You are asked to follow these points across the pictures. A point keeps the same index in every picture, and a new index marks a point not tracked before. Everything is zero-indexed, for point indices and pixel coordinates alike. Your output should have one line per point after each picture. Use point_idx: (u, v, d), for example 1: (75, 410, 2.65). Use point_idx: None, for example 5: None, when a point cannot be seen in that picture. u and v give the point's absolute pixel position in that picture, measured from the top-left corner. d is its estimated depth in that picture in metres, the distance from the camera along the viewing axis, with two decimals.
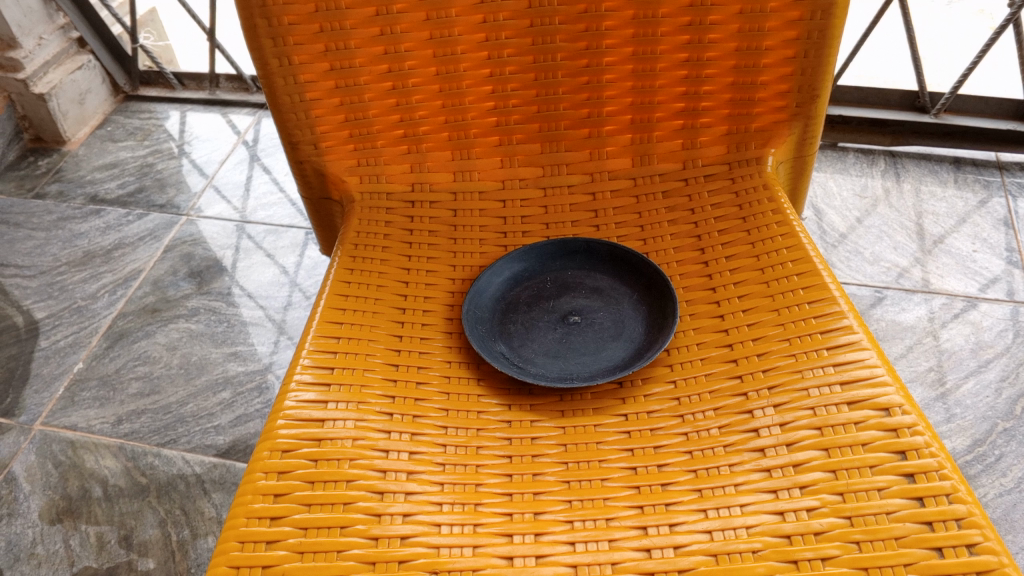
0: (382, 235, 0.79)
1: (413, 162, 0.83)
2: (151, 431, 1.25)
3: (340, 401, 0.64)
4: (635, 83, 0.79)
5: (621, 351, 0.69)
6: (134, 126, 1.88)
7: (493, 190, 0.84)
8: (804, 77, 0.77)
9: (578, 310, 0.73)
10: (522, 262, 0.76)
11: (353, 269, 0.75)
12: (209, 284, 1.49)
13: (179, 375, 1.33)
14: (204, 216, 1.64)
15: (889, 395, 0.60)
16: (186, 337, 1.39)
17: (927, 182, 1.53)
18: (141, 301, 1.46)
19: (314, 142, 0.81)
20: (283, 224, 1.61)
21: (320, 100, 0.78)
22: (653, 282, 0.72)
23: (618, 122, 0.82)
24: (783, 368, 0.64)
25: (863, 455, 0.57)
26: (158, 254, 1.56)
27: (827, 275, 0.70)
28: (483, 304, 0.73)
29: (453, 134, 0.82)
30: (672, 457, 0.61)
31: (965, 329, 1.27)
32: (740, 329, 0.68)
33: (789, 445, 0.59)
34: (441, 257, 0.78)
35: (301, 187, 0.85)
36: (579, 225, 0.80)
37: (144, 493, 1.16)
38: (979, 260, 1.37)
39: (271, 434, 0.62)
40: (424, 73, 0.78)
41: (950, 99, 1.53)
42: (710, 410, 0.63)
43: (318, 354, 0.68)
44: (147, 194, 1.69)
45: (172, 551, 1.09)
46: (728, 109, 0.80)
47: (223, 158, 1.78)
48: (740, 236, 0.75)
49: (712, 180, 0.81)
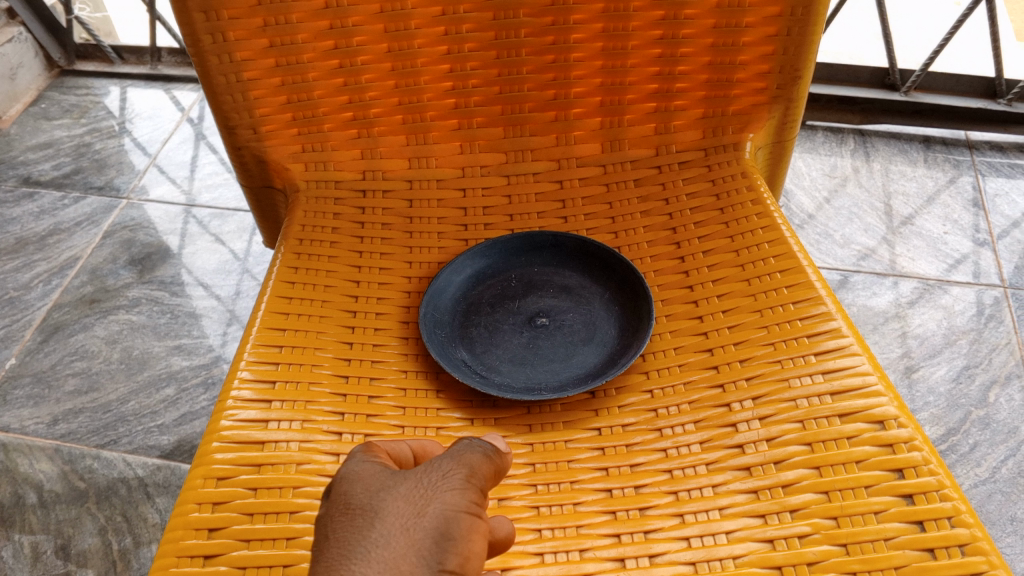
0: (330, 229, 0.72)
1: (364, 148, 0.76)
2: (90, 431, 1.17)
3: (283, 420, 0.58)
4: (605, 62, 0.73)
5: (593, 357, 0.63)
6: (69, 103, 1.76)
7: (452, 178, 0.77)
8: (786, 56, 0.71)
9: (545, 311, 0.67)
10: (484, 258, 0.70)
11: (297, 268, 0.69)
12: (152, 273, 1.40)
13: (120, 370, 1.25)
14: (147, 199, 1.54)
15: (884, 407, 0.56)
16: (128, 329, 1.31)
17: (897, 162, 1.49)
18: (78, 291, 1.37)
19: (253, 127, 0.73)
20: (230, 207, 1.53)
21: (260, 80, 0.71)
22: (626, 280, 0.67)
23: (586, 104, 0.76)
24: (767, 376, 0.59)
25: (857, 474, 0.53)
26: (97, 240, 1.46)
27: (812, 272, 0.65)
28: (442, 305, 0.67)
29: (407, 117, 0.75)
30: (650, 477, 0.55)
31: (936, 312, 1.24)
32: (721, 332, 0.63)
33: (777, 463, 0.54)
34: (395, 252, 0.71)
35: (240, 175, 0.78)
36: (546, 217, 0.74)
37: (82, 498, 1.09)
38: (949, 242, 1.34)
39: (205, 459, 0.56)
40: (375, 50, 0.71)
41: (921, 77, 1.49)
42: (690, 423, 0.58)
43: (258, 365, 0.61)
44: (84, 176, 1.59)
45: (112, 561, 1.02)
46: (704, 91, 0.74)
47: (166, 137, 1.68)
48: (719, 229, 0.70)
49: (687, 167, 0.75)
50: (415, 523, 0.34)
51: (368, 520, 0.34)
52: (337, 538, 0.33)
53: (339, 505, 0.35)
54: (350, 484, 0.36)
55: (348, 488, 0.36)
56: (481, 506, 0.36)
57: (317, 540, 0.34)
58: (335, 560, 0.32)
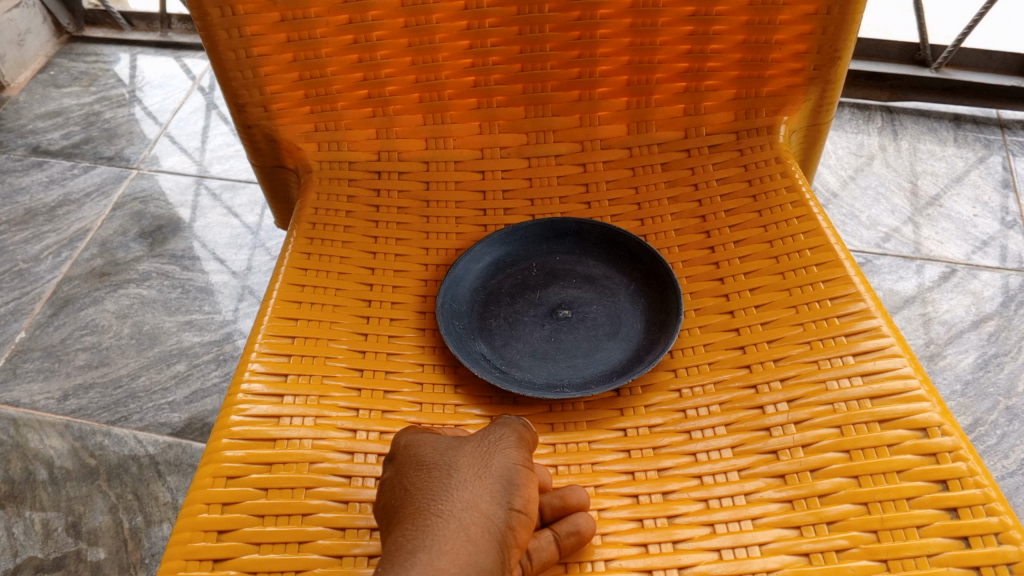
0: (343, 213, 0.70)
1: (379, 127, 0.73)
2: (100, 407, 1.16)
3: (296, 416, 0.56)
4: (632, 40, 0.69)
5: (618, 353, 0.60)
6: (79, 71, 1.73)
7: (471, 159, 0.74)
8: (825, 36, 0.67)
9: (568, 302, 0.64)
10: (505, 246, 0.67)
11: (310, 254, 0.66)
12: (162, 246, 1.38)
13: (130, 346, 1.24)
14: (159, 170, 1.51)
15: (927, 413, 0.53)
16: (138, 304, 1.29)
17: (926, 140, 1.45)
18: (87, 264, 1.35)
19: (264, 105, 0.70)
20: (241, 179, 1.50)
21: (270, 56, 0.67)
22: (653, 271, 0.64)
23: (612, 83, 0.72)
24: (802, 377, 0.56)
25: (899, 485, 0.50)
26: (106, 212, 1.44)
27: (849, 265, 0.62)
28: (460, 295, 0.64)
29: (424, 96, 0.72)
30: (679, 483, 0.53)
31: (964, 297, 1.20)
32: (753, 328, 0.60)
33: (813, 470, 0.52)
34: (412, 238, 0.68)
35: (251, 154, 0.75)
36: (568, 202, 0.71)
37: (93, 476, 1.08)
38: (978, 224, 1.30)
39: (215, 456, 0.54)
40: (392, 26, 0.67)
41: (952, 53, 1.44)
42: (721, 426, 0.55)
43: (270, 358, 0.59)
44: (94, 145, 1.56)
45: (124, 540, 1.01)
46: (737, 71, 0.71)
47: (177, 106, 1.65)
48: (751, 217, 0.66)
49: (717, 150, 0.72)
50: (480, 474, 0.46)
51: (446, 473, 0.46)
52: (420, 487, 0.45)
53: (416, 461, 0.47)
54: (420, 446, 0.48)
55: (420, 448, 0.48)
56: (529, 460, 0.49)
57: (403, 487, 0.46)
58: (426, 501, 0.44)
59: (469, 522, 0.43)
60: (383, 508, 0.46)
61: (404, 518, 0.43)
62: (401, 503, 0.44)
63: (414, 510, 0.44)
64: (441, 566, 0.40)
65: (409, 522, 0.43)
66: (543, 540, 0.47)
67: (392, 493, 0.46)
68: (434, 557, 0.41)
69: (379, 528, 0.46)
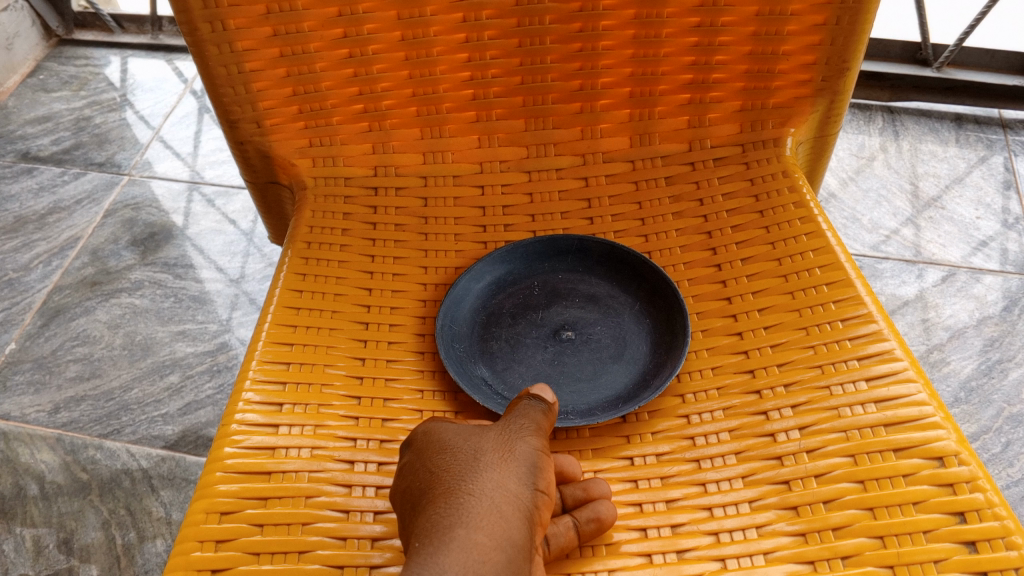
0: (339, 230, 0.68)
1: (375, 141, 0.71)
2: (92, 420, 1.14)
3: (293, 448, 0.54)
4: (635, 51, 0.67)
5: (623, 377, 0.59)
6: (69, 75, 1.71)
7: (470, 173, 0.72)
8: (833, 47, 0.65)
9: (571, 323, 0.62)
10: (505, 264, 0.65)
11: (305, 275, 0.64)
12: (154, 254, 1.35)
13: (122, 357, 1.21)
14: (151, 176, 1.49)
15: (944, 442, 0.51)
16: (130, 314, 1.27)
17: (927, 141, 1.43)
18: (78, 273, 1.33)
19: (257, 120, 0.68)
20: (234, 185, 1.48)
21: (263, 71, 0.65)
22: (658, 290, 0.62)
23: (615, 95, 0.70)
24: (814, 403, 0.55)
25: (915, 518, 0.48)
26: (97, 219, 1.41)
27: (860, 284, 0.60)
28: (461, 316, 0.62)
29: (421, 109, 0.70)
30: (688, 515, 0.51)
31: (968, 302, 1.18)
32: (762, 351, 0.58)
33: (827, 502, 0.50)
34: (410, 256, 0.66)
35: (243, 169, 0.73)
36: (570, 217, 0.69)
37: (85, 490, 1.05)
38: (981, 227, 1.28)
39: (208, 491, 0.52)
40: (388, 38, 0.65)
41: (954, 53, 1.42)
42: (731, 455, 0.53)
43: (264, 386, 0.57)
44: (84, 151, 1.54)
45: (116, 557, 0.99)
46: (743, 82, 0.69)
47: (169, 110, 1.63)
48: (758, 233, 0.65)
49: (723, 163, 0.70)
50: (507, 456, 0.44)
51: (471, 454, 0.44)
52: (446, 469, 0.43)
53: (438, 447, 0.45)
54: (441, 432, 0.46)
55: (442, 434, 0.46)
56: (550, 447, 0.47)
57: (428, 472, 0.44)
58: (455, 481, 0.42)
59: (500, 500, 0.41)
60: (406, 493, 0.44)
61: (434, 498, 0.42)
62: (429, 486, 0.43)
63: (442, 491, 0.42)
64: (479, 541, 0.39)
65: (440, 503, 0.41)
66: (566, 531, 0.48)
67: (417, 479, 0.44)
68: (470, 533, 0.39)
69: (403, 516, 0.44)
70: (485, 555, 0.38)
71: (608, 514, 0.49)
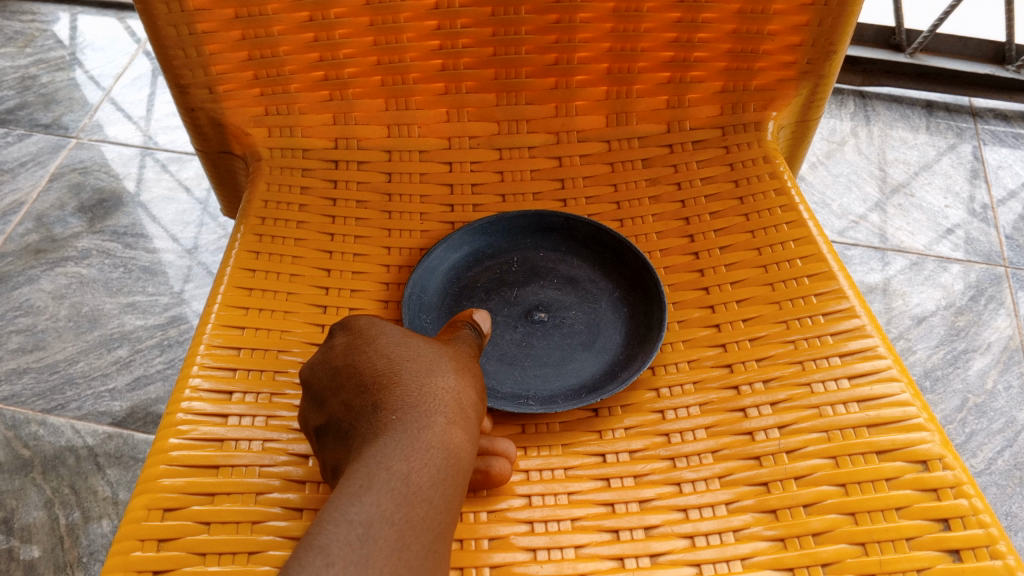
0: (296, 206, 0.64)
1: (337, 112, 0.67)
2: (34, 395, 1.08)
3: (243, 440, 0.51)
4: (615, 25, 0.64)
5: (591, 365, 0.56)
6: (13, 30, 1.62)
7: (437, 149, 0.68)
8: (820, 29, 0.63)
9: (546, 304, 0.59)
10: (485, 237, 0.62)
11: (259, 253, 0.60)
12: (102, 222, 1.29)
13: (67, 329, 1.15)
14: (103, 140, 1.42)
15: (928, 444, 0.49)
16: (76, 284, 1.21)
17: (898, 127, 1.42)
18: (22, 240, 1.26)
19: (209, 86, 0.64)
20: (189, 151, 1.42)
21: (216, 33, 0.61)
22: (640, 278, 0.59)
23: (591, 71, 0.67)
24: (794, 401, 0.52)
25: (898, 524, 0.46)
26: (42, 183, 1.34)
27: (842, 276, 0.58)
28: (432, 286, 0.59)
29: (387, 79, 0.66)
30: (662, 517, 0.49)
31: (935, 291, 1.18)
32: (741, 345, 0.56)
33: (807, 506, 0.48)
34: (372, 235, 0.63)
35: (194, 138, 0.69)
36: (542, 198, 0.66)
37: (27, 468, 1.00)
38: (949, 214, 1.28)
39: (150, 486, 0.48)
40: (352, 3, 0.61)
41: (928, 39, 1.40)
42: (707, 454, 0.51)
43: (213, 373, 0.54)
44: (29, 112, 1.46)
45: (60, 537, 0.94)
46: (725, 62, 0.66)
47: (121, 71, 1.55)
48: (738, 221, 0.62)
49: (702, 146, 0.67)
50: (463, 366, 0.45)
51: (431, 351, 0.44)
52: (409, 357, 0.43)
53: (392, 336, 0.45)
54: (390, 327, 0.46)
55: (392, 328, 0.46)
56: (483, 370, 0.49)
57: (384, 355, 0.43)
58: (422, 370, 0.42)
59: (464, 397, 0.43)
60: (353, 372, 0.43)
61: (402, 382, 0.41)
62: (391, 366, 0.42)
63: (410, 374, 0.42)
64: (453, 429, 0.40)
65: (412, 384, 0.41)
66: None
67: (370, 356, 0.43)
68: (445, 418, 0.40)
69: (345, 391, 0.43)
70: (460, 443, 0.40)
71: (498, 470, 0.48)
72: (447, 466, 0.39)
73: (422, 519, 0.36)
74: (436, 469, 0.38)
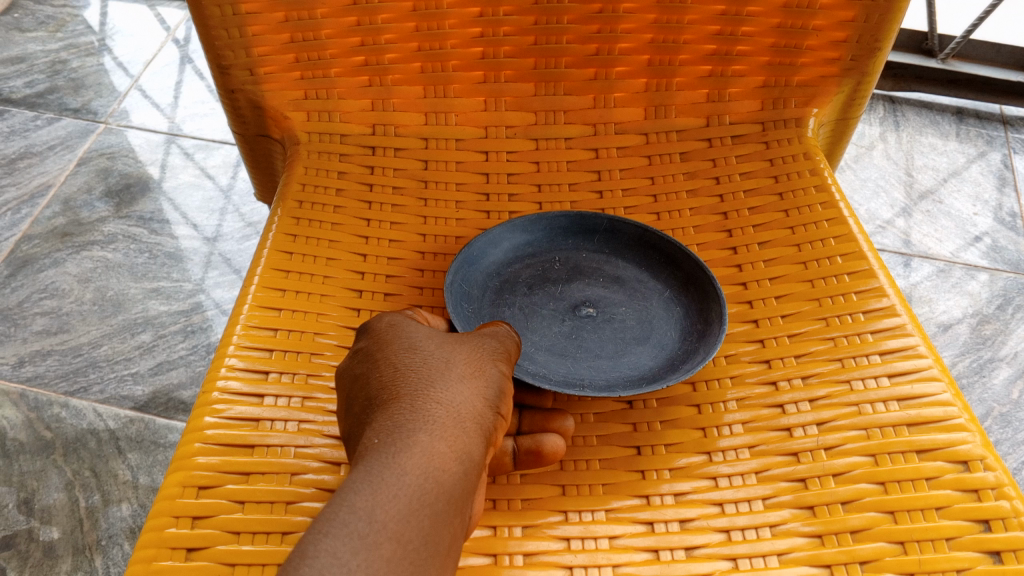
0: (333, 190, 0.63)
1: (375, 98, 0.67)
2: (58, 376, 1.08)
3: (279, 421, 0.51)
4: (658, 16, 0.64)
5: (648, 358, 0.54)
6: (45, 15, 1.63)
7: (474, 137, 0.68)
8: (866, 25, 0.62)
9: (593, 301, 0.59)
10: (527, 235, 0.61)
11: (297, 236, 0.60)
12: (129, 207, 1.30)
13: (92, 312, 1.16)
14: (128, 125, 1.43)
15: (969, 445, 0.49)
16: (102, 268, 1.21)
17: (927, 134, 1.41)
18: (48, 223, 1.27)
19: (250, 67, 0.64)
20: (215, 140, 1.43)
21: (260, 14, 0.61)
22: (692, 277, 0.58)
23: (632, 62, 0.67)
24: (833, 398, 0.52)
25: (939, 524, 0.46)
26: (70, 168, 1.35)
27: (882, 274, 0.58)
28: (474, 277, 0.57)
29: (426, 65, 0.66)
30: (698, 511, 0.48)
31: (962, 299, 1.16)
32: (780, 341, 0.55)
33: (846, 503, 0.47)
34: (408, 221, 0.62)
35: (232, 121, 0.69)
36: (579, 189, 0.65)
37: (49, 450, 1.00)
38: (977, 222, 1.26)
39: (185, 463, 0.48)
40: None
41: (961, 45, 1.39)
42: (743, 449, 0.50)
43: (248, 353, 0.54)
44: (58, 96, 1.47)
45: (79, 520, 0.94)
46: (768, 57, 0.66)
47: (150, 58, 1.56)
48: (777, 216, 0.62)
49: (741, 142, 0.67)
50: (476, 374, 0.43)
51: (441, 365, 0.42)
52: (413, 374, 0.42)
53: (406, 346, 0.44)
54: (408, 337, 0.45)
55: (410, 337, 0.45)
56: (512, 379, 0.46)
57: (391, 369, 0.42)
58: (421, 386, 0.41)
59: (464, 414, 0.40)
60: (363, 386, 0.42)
61: (397, 399, 0.40)
62: (393, 384, 0.41)
63: (407, 393, 0.40)
64: (439, 451, 0.38)
65: (405, 403, 0.40)
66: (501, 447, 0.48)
67: (379, 372, 0.42)
68: (432, 440, 0.38)
69: (354, 407, 0.42)
70: (446, 467, 0.37)
71: (551, 447, 0.48)
72: (425, 493, 0.36)
73: (390, 554, 0.33)
74: (412, 496, 0.36)
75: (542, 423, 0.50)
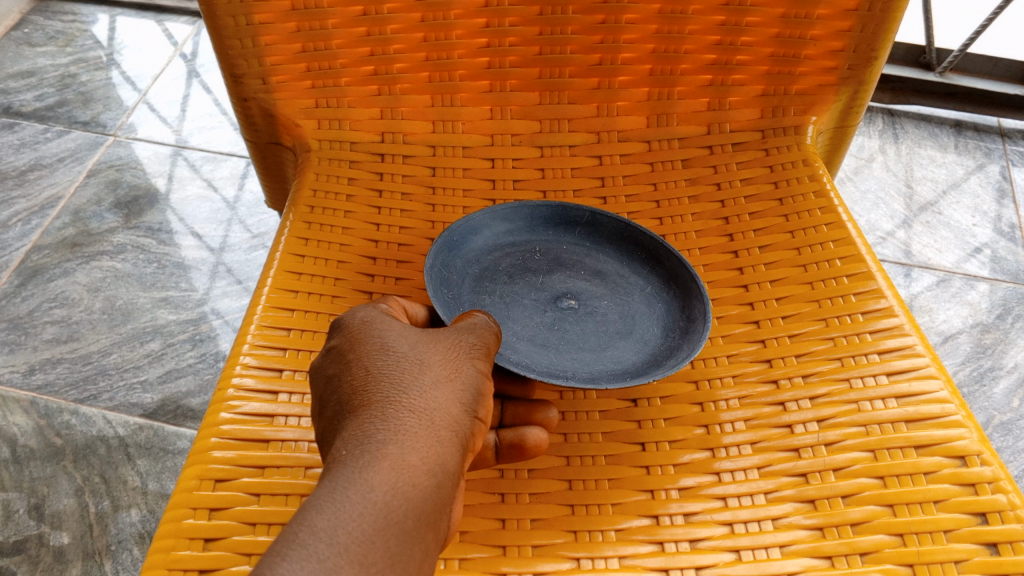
0: (343, 196, 0.65)
1: (384, 107, 0.69)
2: (68, 384, 1.10)
3: (293, 416, 0.52)
4: (660, 27, 0.66)
5: (631, 353, 0.55)
6: (54, 30, 1.66)
7: (480, 145, 0.69)
8: (863, 34, 0.64)
9: (574, 293, 0.60)
10: (508, 224, 0.62)
11: (308, 239, 0.62)
12: (139, 218, 1.32)
13: (102, 321, 1.17)
14: (136, 138, 1.45)
15: (965, 440, 0.50)
16: (111, 278, 1.23)
17: (926, 146, 1.42)
18: (58, 233, 1.28)
19: (262, 76, 0.66)
20: (222, 152, 1.45)
21: (273, 24, 0.63)
22: (675, 274, 0.60)
23: (634, 72, 0.68)
24: (834, 396, 0.53)
25: (936, 517, 0.47)
26: (80, 179, 1.37)
27: (880, 276, 0.59)
28: (456, 264, 0.58)
29: (434, 75, 0.68)
30: (702, 505, 0.49)
31: (962, 308, 1.18)
32: (781, 341, 0.56)
33: (846, 497, 0.49)
34: (416, 226, 0.64)
35: (244, 129, 0.71)
36: (583, 195, 0.66)
37: (59, 456, 1.01)
38: (976, 232, 1.28)
39: (202, 457, 0.50)
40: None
41: (958, 58, 1.41)
42: (746, 446, 0.52)
43: (263, 351, 0.55)
44: (68, 109, 1.49)
45: (89, 525, 0.95)
46: (767, 66, 0.67)
47: (158, 72, 1.59)
48: (776, 221, 0.63)
49: (742, 149, 0.68)
50: (451, 378, 0.43)
51: (416, 369, 0.43)
52: (388, 379, 0.42)
53: (381, 347, 0.44)
54: (383, 335, 0.45)
55: (386, 336, 0.45)
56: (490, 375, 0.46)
57: (365, 371, 0.42)
58: (394, 394, 0.41)
59: (438, 423, 0.40)
60: (337, 386, 0.43)
61: (370, 407, 0.40)
62: (367, 389, 0.41)
63: (381, 401, 0.40)
64: (411, 463, 0.38)
65: (378, 412, 0.40)
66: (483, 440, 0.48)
67: (353, 374, 0.42)
68: (404, 452, 0.38)
69: (327, 408, 0.42)
70: (418, 482, 0.38)
71: (533, 440, 0.48)
72: (396, 509, 0.36)
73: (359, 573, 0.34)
74: (383, 512, 0.36)
75: (524, 415, 0.50)
